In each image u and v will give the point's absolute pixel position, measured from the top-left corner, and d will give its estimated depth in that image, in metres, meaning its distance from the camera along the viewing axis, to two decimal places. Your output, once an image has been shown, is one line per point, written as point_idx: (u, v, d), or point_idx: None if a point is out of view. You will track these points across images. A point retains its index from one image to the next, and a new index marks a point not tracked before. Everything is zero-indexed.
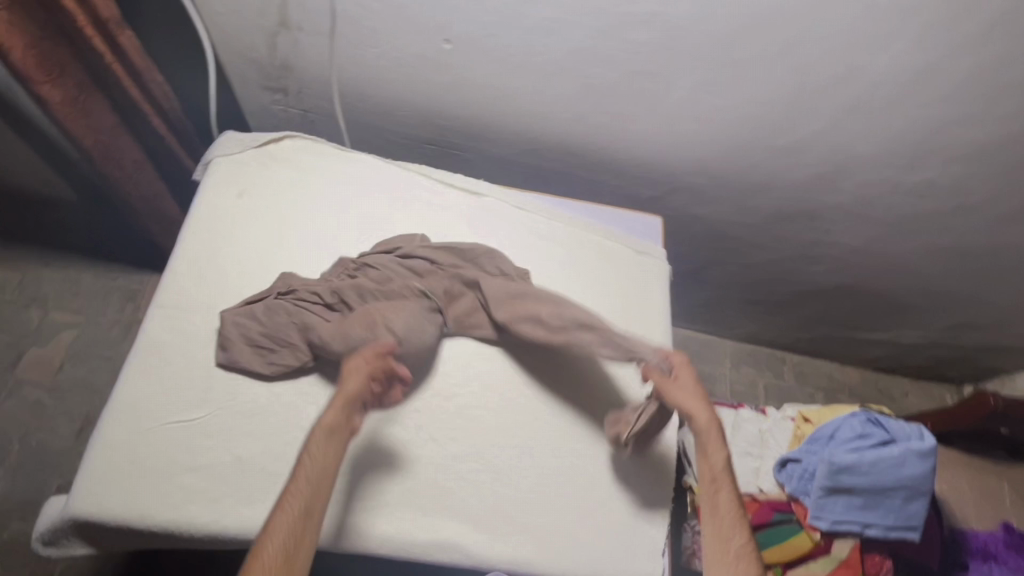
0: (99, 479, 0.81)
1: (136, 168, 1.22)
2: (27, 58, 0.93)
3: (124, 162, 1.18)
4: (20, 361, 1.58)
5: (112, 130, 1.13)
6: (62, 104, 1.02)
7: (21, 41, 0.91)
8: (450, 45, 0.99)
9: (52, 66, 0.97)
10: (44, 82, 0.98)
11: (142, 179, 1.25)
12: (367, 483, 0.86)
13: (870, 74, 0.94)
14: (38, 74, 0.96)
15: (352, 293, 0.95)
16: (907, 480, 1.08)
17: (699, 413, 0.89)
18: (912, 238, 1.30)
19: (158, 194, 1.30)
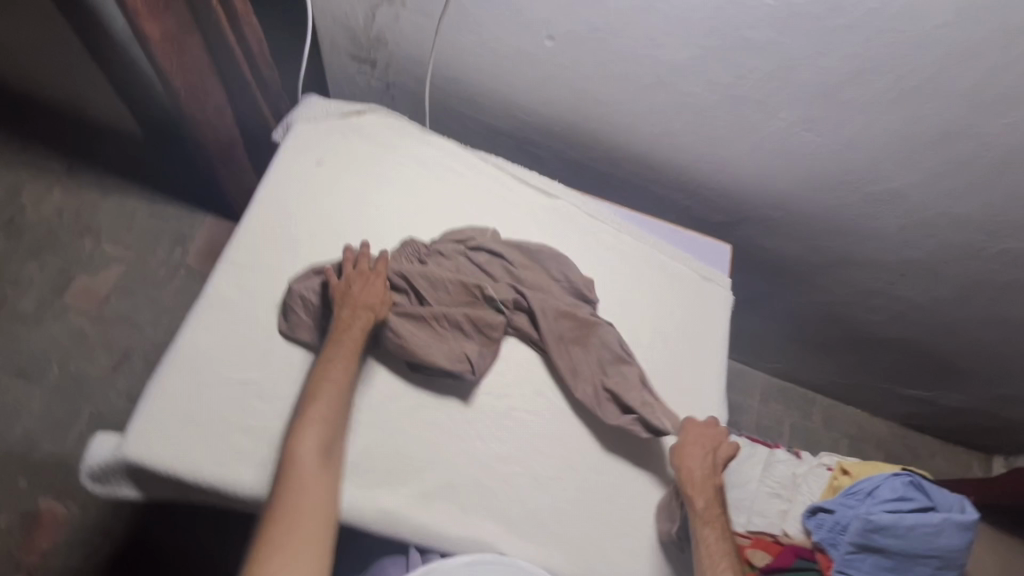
0: (155, 426, 0.82)
1: (216, 114, 1.19)
2: None
3: (207, 106, 1.16)
4: (68, 287, 1.56)
5: (201, 71, 1.11)
6: (161, 41, 1.01)
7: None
8: (552, 42, 0.97)
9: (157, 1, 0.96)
10: (147, 16, 0.96)
11: (220, 126, 1.21)
12: (410, 470, 0.86)
13: (983, 135, 0.90)
14: (144, 7, 0.95)
15: (422, 281, 0.93)
16: (942, 550, 1.05)
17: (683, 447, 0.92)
18: (982, 304, 1.26)
19: (233, 143, 1.27)
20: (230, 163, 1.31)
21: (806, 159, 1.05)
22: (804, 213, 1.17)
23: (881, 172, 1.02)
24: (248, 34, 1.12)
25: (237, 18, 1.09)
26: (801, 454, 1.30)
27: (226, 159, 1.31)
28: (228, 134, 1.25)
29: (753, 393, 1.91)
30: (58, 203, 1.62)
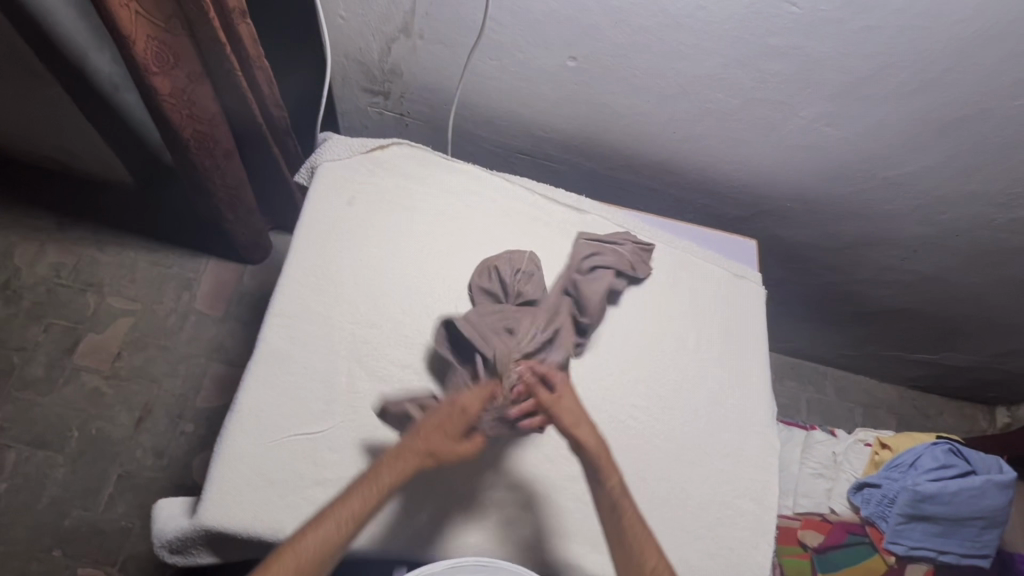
0: (231, 489, 0.81)
1: (226, 159, 1.15)
2: (147, 49, 0.91)
3: (216, 151, 1.12)
4: (77, 347, 1.44)
5: (212, 120, 1.08)
6: (171, 96, 0.99)
7: (144, 30, 0.90)
8: (574, 62, 1.01)
9: (167, 56, 0.95)
10: (157, 73, 0.95)
11: (229, 170, 1.17)
12: (489, 503, 0.86)
13: (987, 113, 0.98)
14: (154, 65, 0.94)
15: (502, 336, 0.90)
16: (986, 510, 1.11)
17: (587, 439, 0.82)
18: (987, 270, 1.33)
19: (241, 183, 1.22)
20: (239, 205, 1.27)
21: (820, 150, 1.10)
22: (820, 200, 1.21)
23: (891, 158, 1.09)
24: (259, 78, 1.08)
25: (248, 62, 1.04)
26: (836, 432, 1.34)
27: (239, 202, 1.27)
28: (236, 176, 1.20)
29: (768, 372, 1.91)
30: (54, 260, 1.50)
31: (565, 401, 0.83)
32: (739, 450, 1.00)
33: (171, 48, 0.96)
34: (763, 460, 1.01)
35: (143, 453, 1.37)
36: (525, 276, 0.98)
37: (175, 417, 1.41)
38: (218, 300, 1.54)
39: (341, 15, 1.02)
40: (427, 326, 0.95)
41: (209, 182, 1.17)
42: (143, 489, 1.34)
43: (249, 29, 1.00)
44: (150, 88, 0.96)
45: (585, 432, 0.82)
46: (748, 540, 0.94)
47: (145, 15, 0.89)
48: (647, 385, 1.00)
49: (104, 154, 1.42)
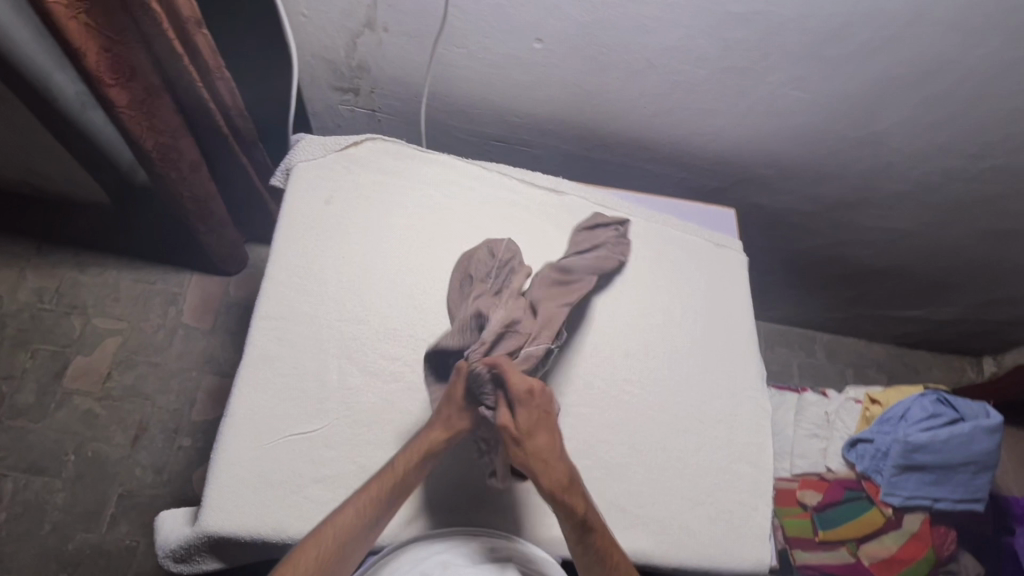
0: (231, 494, 0.81)
1: (192, 171, 1.14)
2: (100, 61, 0.90)
3: (181, 164, 1.11)
4: (66, 371, 1.42)
5: (175, 133, 1.07)
6: (129, 107, 0.98)
7: (94, 42, 0.88)
8: (541, 44, 1.01)
9: (123, 68, 0.93)
10: (112, 85, 0.93)
11: (196, 182, 1.16)
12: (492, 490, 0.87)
13: (948, 66, 0.99)
14: (108, 76, 0.92)
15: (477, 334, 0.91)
16: (975, 456, 1.14)
17: (555, 467, 0.77)
18: (963, 222, 1.35)
19: (211, 196, 1.21)
20: (210, 217, 1.26)
21: (791, 114, 1.11)
22: (795, 165, 1.23)
23: (860, 117, 1.11)
24: (222, 89, 1.07)
25: (209, 72, 1.04)
26: (828, 393, 1.36)
27: (213, 213, 1.25)
28: (206, 188, 1.19)
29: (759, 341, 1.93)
30: (36, 285, 1.48)
31: (532, 428, 0.78)
32: (731, 415, 1.02)
33: (127, 60, 0.93)
34: (756, 422, 1.02)
35: (143, 471, 1.37)
36: (528, 276, 1.00)
37: (172, 432, 1.41)
38: (205, 312, 1.53)
39: (303, 14, 1.01)
40: (414, 319, 0.95)
41: (177, 193, 1.16)
42: (145, 507, 1.33)
43: (207, 38, 1.00)
44: (107, 100, 0.95)
45: (553, 461, 0.77)
46: (747, 502, 0.96)
47: (95, 28, 0.86)
48: (637, 358, 1.01)
49: (76, 174, 1.39)
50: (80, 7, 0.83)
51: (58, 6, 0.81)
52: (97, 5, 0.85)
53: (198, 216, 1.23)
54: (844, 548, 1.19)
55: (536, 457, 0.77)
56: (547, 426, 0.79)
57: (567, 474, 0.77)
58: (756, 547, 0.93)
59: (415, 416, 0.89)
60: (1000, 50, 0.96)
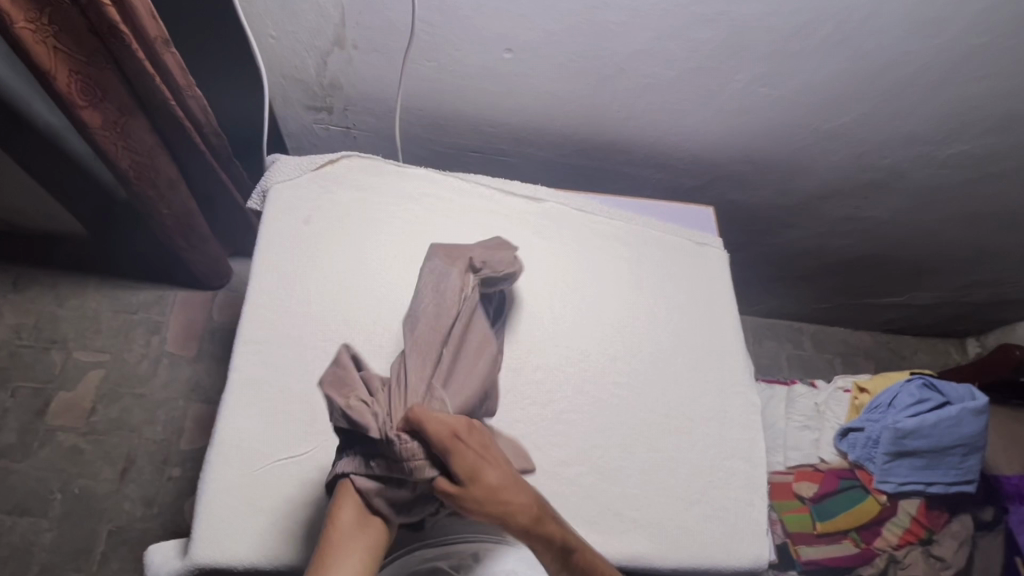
0: (220, 522, 0.80)
1: (171, 189, 1.12)
2: (71, 83, 0.89)
3: (159, 182, 1.09)
4: (49, 408, 1.39)
5: (150, 151, 1.05)
6: (103, 128, 0.97)
7: (64, 65, 0.88)
8: (510, 54, 1.02)
9: (95, 89, 0.93)
10: (85, 107, 0.93)
11: (177, 200, 1.14)
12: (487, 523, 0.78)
13: (909, 55, 1.02)
14: (80, 98, 0.92)
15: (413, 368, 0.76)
16: (965, 438, 1.15)
17: (517, 501, 0.63)
18: (937, 207, 1.37)
19: (192, 211, 1.18)
20: (191, 234, 1.22)
21: (760, 111, 1.13)
22: (769, 160, 1.25)
23: (830, 111, 1.13)
24: (194, 106, 1.06)
25: (180, 90, 1.03)
26: (817, 384, 1.37)
27: (189, 232, 1.22)
28: (186, 205, 1.16)
29: (746, 335, 1.94)
30: (14, 321, 1.45)
31: (473, 471, 0.63)
32: (721, 412, 1.02)
33: (97, 81, 0.93)
34: (746, 417, 1.03)
35: (133, 504, 1.34)
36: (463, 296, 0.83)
37: (160, 463, 1.38)
38: (189, 340, 1.51)
39: (271, 35, 1.01)
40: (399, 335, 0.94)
41: (157, 215, 1.13)
42: (136, 541, 1.31)
43: (176, 56, 0.99)
44: (81, 123, 0.93)
45: (512, 495, 0.63)
46: (742, 500, 0.96)
47: (64, 51, 0.87)
48: (625, 360, 1.01)
49: (49, 207, 1.36)
50: (48, 30, 0.84)
51: (25, 31, 0.82)
52: (65, 28, 0.86)
53: (179, 234, 1.20)
54: (848, 539, 1.19)
55: (489, 505, 0.62)
56: (493, 462, 0.64)
57: (530, 503, 0.64)
58: (754, 543, 0.93)
59: None
60: (957, 40, 0.99)
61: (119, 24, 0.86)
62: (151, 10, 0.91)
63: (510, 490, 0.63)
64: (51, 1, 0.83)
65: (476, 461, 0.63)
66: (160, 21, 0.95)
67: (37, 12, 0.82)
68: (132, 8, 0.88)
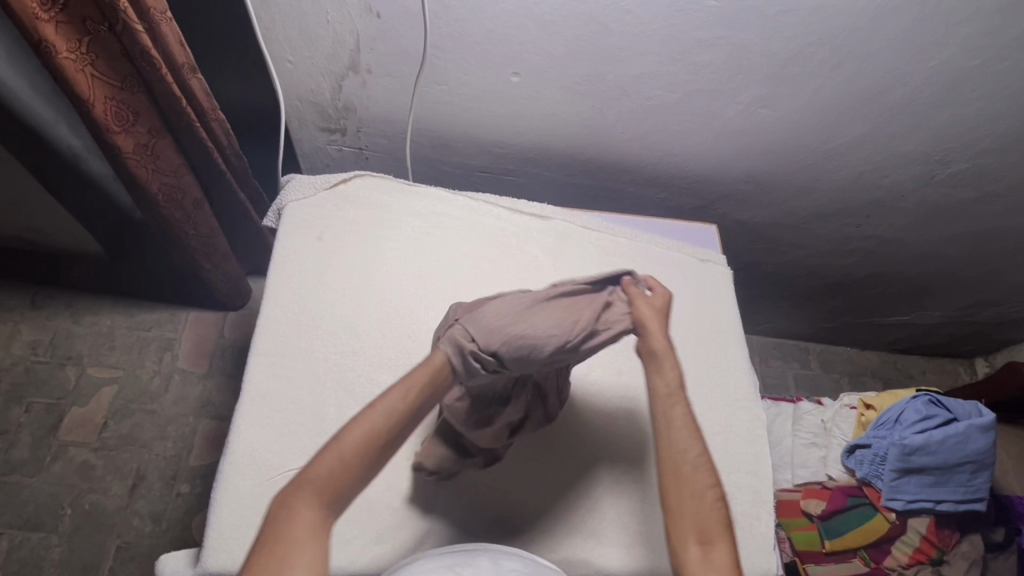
0: (232, 532, 0.81)
1: (196, 209, 1.15)
2: (106, 108, 0.93)
3: (185, 204, 1.12)
4: (62, 423, 1.42)
5: (177, 172, 1.09)
6: (133, 152, 1.00)
7: (100, 92, 0.92)
8: (518, 78, 1.06)
9: (127, 114, 0.97)
10: (118, 132, 0.97)
11: (200, 219, 1.17)
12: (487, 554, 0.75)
13: (905, 76, 1.05)
14: (114, 124, 0.96)
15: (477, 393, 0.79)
16: (974, 455, 1.14)
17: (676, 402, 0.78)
18: (941, 226, 1.38)
19: (214, 232, 1.21)
20: (213, 254, 1.26)
21: (761, 132, 1.16)
22: (771, 180, 1.27)
23: (828, 131, 1.16)
24: (218, 129, 1.10)
25: (206, 114, 1.07)
26: (823, 401, 1.38)
27: (209, 253, 1.25)
28: (209, 226, 1.20)
29: (752, 354, 1.95)
30: (31, 337, 1.48)
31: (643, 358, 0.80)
32: (726, 426, 1.03)
33: (130, 106, 0.97)
34: (753, 432, 1.04)
35: (143, 519, 1.35)
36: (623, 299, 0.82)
37: (169, 479, 1.40)
38: (202, 356, 1.54)
39: (289, 61, 1.06)
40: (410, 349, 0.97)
41: (181, 234, 1.17)
42: (145, 557, 1.31)
43: (202, 81, 1.03)
44: (114, 148, 0.97)
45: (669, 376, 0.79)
46: (749, 513, 0.96)
47: (100, 78, 0.91)
48: (630, 374, 1.03)
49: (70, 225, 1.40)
50: (86, 58, 0.88)
51: (66, 61, 0.86)
52: (102, 57, 0.90)
53: (202, 253, 1.24)
54: (858, 558, 1.18)
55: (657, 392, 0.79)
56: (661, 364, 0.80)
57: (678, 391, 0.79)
58: (761, 558, 0.93)
59: (409, 443, 0.90)
60: (953, 62, 1.02)
61: (151, 51, 0.90)
62: (178, 37, 0.96)
63: (673, 398, 0.79)
64: (89, 31, 0.86)
65: (664, 359, 0.80)
66: (186, 48, 0.99)
67: (76, 43, 0.86)
68: (161, 35, 0.92)
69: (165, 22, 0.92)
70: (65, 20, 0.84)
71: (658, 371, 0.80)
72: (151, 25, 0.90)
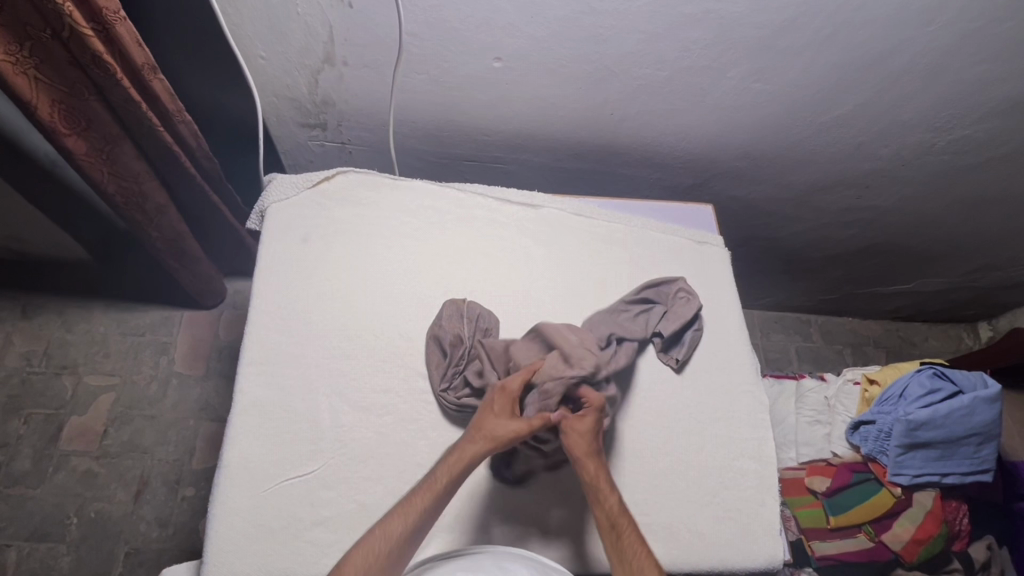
0: (232, 545, 0.80)
1: (159, 214, 1.13)
2: (53, 113, 0.89)
3: (147, 208, 1.11)
4: (62, 433, 1.41)
5: (139, 178, 1.06)
6: (87, 155, 0.97)
7: (46, 96, 0.87)
8: (500, 63, 1.02)
9: (78, 117, 0.93)
10: (68, 135, 0.93)
11: (164, 222, 1.15)
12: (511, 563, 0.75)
13: (904, 42, 1.00)
14: (63, 126, 0.92)
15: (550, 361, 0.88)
16: (979, 427, 1.13)
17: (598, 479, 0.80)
18: (943, 193, 1.35)
19: (181, 236, 1.21)
20: (182, 255, 1.25)
21: (753, 107, 1.12)
22: (767, 154, 1.24)
23: (825, 102, 1.12)
24: (185, 131, 1.05)
25: (172, 118, 1.01)
26: (826, 377, 1.36)
27: (177, 252, 1.24)
28: (176, 228, 1.19)
29: (754, 329, 1.93)
30: (25, 347, 1.46)
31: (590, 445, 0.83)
32: (728, 412, 1.01)
33: (81, 111, 0.92)
34: (759, 415, 1.02)
35: (149, 524, 1.35)
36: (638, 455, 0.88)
37: (173, 483, 1.39)
38: (198, 359, 1.52)
39: (261, 56, 1.01)
40: (399, 349, 0.95)
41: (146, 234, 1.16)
42: (154, 562, 1.32)
43: (166, 82, 0.97)
44: (64, 151, 0.94)
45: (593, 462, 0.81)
46: (756, 499, 0.95)
47: (45, 81, 0.86)
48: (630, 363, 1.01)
49: (53, 236, 1.37)
50: (28, 63, 0.83)
51: (4, 64, 0.81)
52: (46, 61, 0.84)
53: (170, 254, 1.24)
54: (862, 533, 1.17)
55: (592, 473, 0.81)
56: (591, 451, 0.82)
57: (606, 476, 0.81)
58: (768, 544, 0.92)
59: (409, 446, 0.89)
60: (953, 27, 0.97)
61: (102, 56, 0.85)
62: (138, 38, 0.89)
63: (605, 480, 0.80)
64: (30, 36, 0.81)
65: (599, 484, 0.79)
66: (147, 48, 0.92)
67: (17, 46, 0.81)
68: (117, 39, 0.85)
69: (121, 23, 0.85)
70: (1, 22, 0.78)
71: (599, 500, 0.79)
72: (102, 28, 0.84)
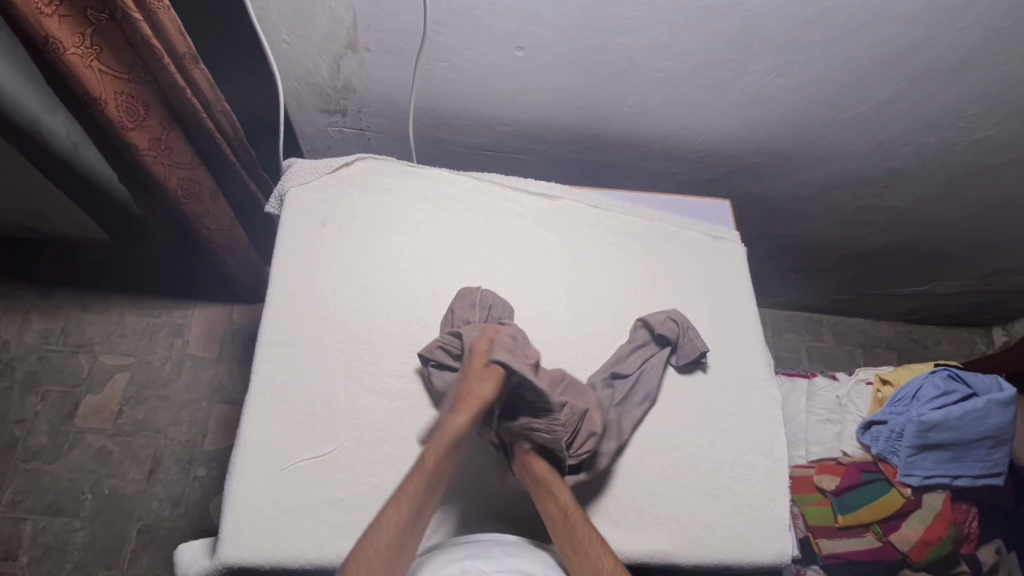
0: (247, 522, 0.81)
1: (212, 200, 1.14)
2: (118, 105, 0.91)
3: (202, 195, 1.11)
4: (77, 411, 1.43)
5: (191, 166, 1.07)
6: (148, 147, 0.98)
7: (110, 87, 0.90)
8: (522, 52, 1.02)
9: (137, 109, 0.94)
10: (132, 128, 0.95)
11: (219, 211, 1.16)
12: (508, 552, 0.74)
13: (930, 39, 0.99)
14: (127, 120, 0.94)
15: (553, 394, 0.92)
16: (992, 429, 1.13)
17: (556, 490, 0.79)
18: (963, 194, 1.34)
19: (234, 226, 1.22)
20: (235, 246, 1.26)
21: (775, 103, 1.11)
22: (786, 150, 1.23)
23: (847, 99, 1.11)
24: (224, 119, 1.04)
25: (211, 104, 1.01)
26: (838, 376, 1.36)
27: (231, 245, 1.25)
28: (227, 218, 1.19)
29: (765, 328, 1.93)
30: (43, 326, 1.48)
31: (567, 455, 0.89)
32: (740, 407, 1.01)
33: (139, 99, 0.94)
34: (772, 411, 1.02)
35: (160, 502, 1.37)
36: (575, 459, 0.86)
37: (185, 463, 1.41)
38: (211, 341, 1.54)
39: (284, 40, 1.02)
40: (416, 335, 0.96)
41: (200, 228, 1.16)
42: (165, 539, 1.33)
43: (205, 71, 0.97)
44: (128, 143, 0.96)
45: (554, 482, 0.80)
46: (765, 494, 0.96)
47: (108, 71, 0.89)
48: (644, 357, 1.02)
49: (72, 215, 1.38)
50: (93, 52, 0.85)
51: (74, 57, 0.84)
52: (108, 48, 0.87)
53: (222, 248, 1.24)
54: (870, 533, 1.17)
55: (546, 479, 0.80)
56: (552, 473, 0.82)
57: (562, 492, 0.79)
58: (777, 539, 0.92)
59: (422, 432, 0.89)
60: (981, 26, 0.96)
61: (152, 41, 0.86)
62: (180, 27, 0.90)
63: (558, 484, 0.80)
64: (91, 20, 0.83)
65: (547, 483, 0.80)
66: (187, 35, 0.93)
67: (81, 37, 0.83)
68: (161, 25, 0.86)
69: (164, 11, 0.86)
70: (66, 13, 0.81)
71: (550, 495, 0.79)
72: (147, 14, 0.85)
